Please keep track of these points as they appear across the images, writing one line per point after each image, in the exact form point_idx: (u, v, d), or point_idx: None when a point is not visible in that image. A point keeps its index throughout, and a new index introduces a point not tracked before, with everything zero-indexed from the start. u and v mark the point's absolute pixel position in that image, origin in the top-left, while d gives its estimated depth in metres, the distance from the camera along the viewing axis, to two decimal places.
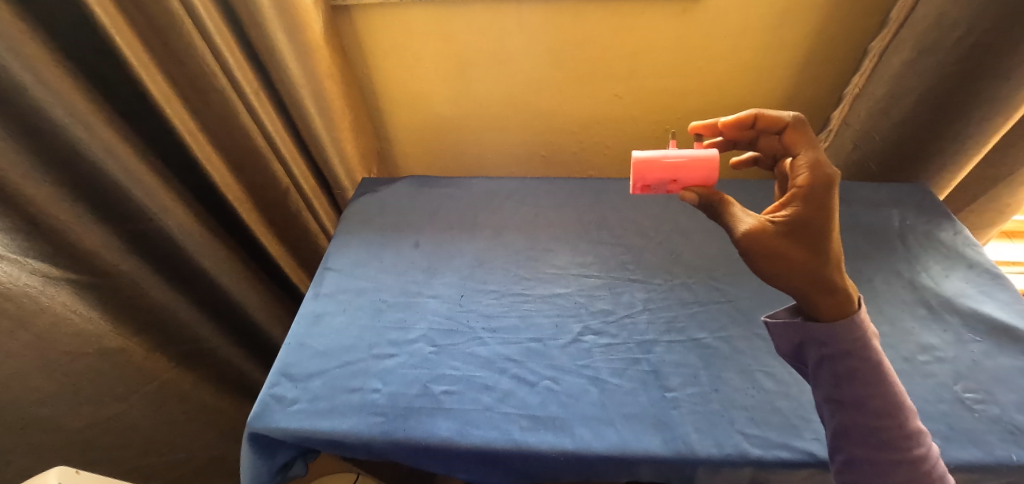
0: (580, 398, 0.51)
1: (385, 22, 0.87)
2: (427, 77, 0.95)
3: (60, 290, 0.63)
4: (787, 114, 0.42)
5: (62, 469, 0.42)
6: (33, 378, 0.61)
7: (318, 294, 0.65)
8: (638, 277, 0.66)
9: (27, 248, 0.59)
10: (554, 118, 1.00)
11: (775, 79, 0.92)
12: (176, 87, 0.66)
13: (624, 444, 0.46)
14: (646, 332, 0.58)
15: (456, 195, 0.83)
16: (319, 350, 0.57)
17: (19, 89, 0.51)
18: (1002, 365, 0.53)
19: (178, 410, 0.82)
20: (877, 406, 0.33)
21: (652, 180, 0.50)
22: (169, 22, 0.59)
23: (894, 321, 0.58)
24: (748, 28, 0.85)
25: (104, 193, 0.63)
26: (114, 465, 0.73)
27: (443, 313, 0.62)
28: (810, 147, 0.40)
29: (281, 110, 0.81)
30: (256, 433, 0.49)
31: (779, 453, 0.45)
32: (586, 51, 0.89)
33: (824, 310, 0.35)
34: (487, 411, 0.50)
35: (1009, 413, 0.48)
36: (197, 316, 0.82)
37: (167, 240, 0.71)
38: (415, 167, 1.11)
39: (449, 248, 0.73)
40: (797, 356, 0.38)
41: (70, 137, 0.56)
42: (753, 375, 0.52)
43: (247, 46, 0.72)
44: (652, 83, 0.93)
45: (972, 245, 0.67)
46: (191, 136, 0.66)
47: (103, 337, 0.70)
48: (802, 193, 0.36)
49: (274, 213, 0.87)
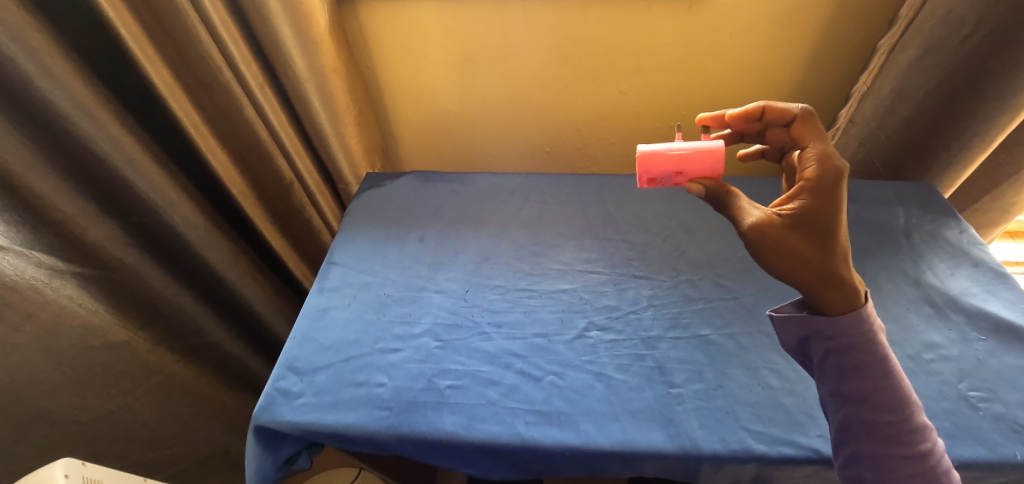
0: (585, 393, 0.51)
1: (390, 18, 0.87)
2: (431, 72, 0.94)
3: (66, 283, 0.64)
4: (796, 107, 0.42)
5: (69, 460, 0.42)
6: (39, 370, 0.62)
7: (322, 288, 0.65)
8: (644, 273, 0.66)
9: (33, 241, 0.59)
10: (559, 114, 0.99)
11: (783, 76, 0.92)
12: (182, 80, 0.65)
13: (628, 439, 0.46)
14: (652, 328, 0.58)
15: (460, 191, 0.83)
16: (324, 344, 0.57)
17: (24, 80, 0.51)
18: (1006, 364, 0.53)
19: (182, 404, 0.83)
20: (882, 400, 0.33)
21: (658, 173, 0.50)
22: (175, 16, 0.59)
23: (899, 319, 0.58)
24: (754, 24, 0.85)
25: (108, 186, 0.63)
26: (118, 458, 0.74)
27: (448, 308, 0.62)
28: (819, 139, 0.39)
29: (285, 103, 0.81)
30: (262, 426, 0.49)
31: (785, 450, 0.45)
32: (590, 46, 0.89)
33: (832, 304, 0.35)
34: (493, 405, 0.50)
35: (1013, 412, 0.48)
36: (202, 310, 0.82)
37: (171, 234, 0.71)
38: (419, 162, 1.11)
39: (453, 242, 0.73)
40: (802, 350, 0.39)
41: (76, 129, 0.56)
42: (758, 372, 0.52)
43: (252, 40, 0.72)
44: (658, 79, 0.92)
45: (977, 244, 0.67)
46: (196, 129, 0.66)
47: (108, 330, 0.70)
48: (809, 186, 0.36)
49: (278, 208, 0.87)
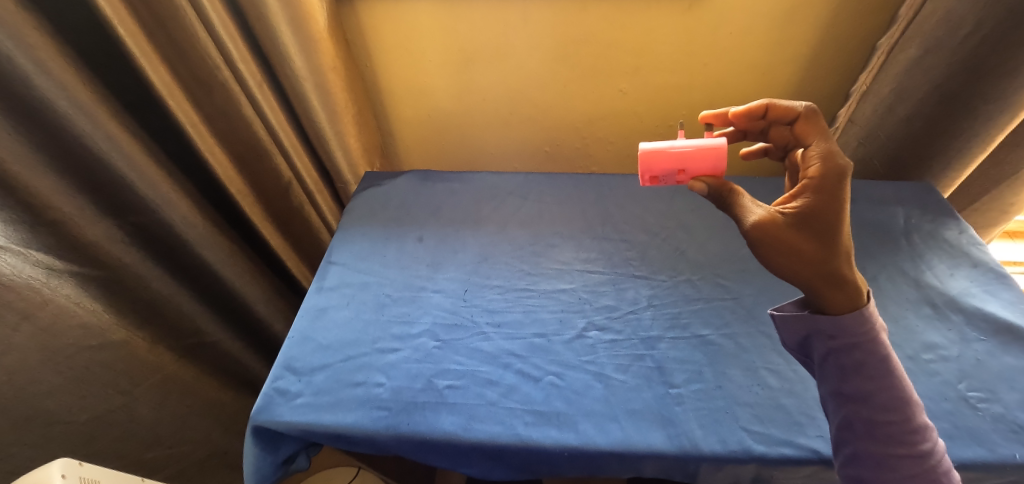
0: (584, 393, 0.51)
1: (389, 17, 0.87)
2: (430, 71, 0.94)
3: (63, 282, 0.63)
4: (800, 105, 0.42)
5: (66, 461, 0.42)
6: (36, 370, 0.62)
7: (320, 288, 0.65)
8: (643, 273, 0.66)
9: (31, 241, 0.59)
10: (558, 113, 0.99)
11: (783, 75, 0.91)
12: (180, 79, 0.65)
13: (627, 440, 0.46)
14: (651, 328, 0.58)
15: (459, 191, 0.83)
16: (323, 344, 0.57)
17: (20, 78, 0.50)
18: (1006, 365, 0.53)
19: (181, 404, 0.82)
20: (883, 400, 0.33)
21: (660, 171, 0.50)
22: (173, 14, 0.59)
23: (899, 319, 0.58)
24: (754, 23, 0.84)
25: (106, 185, 0.63)
26: (116, 458, 0.74)
27: (447, 308, 0.62)
28: (823, 137, 0.39)
29: (284, 102, 0.81)
30: (260, 426, 0.49)
31: (784, 450, 0.45)
32: (590, 46, 0.88)
33: (834, 303, 0.35)
34: (491, 405, 0.50)
35: (1012, 412, 0.48)
36: (200, 309, 0.81)
37: (169, 233, 0.71)
38: (418, 161, 1.10)
39: (452, 242, 0.72)
40: (803, 350, 0.39)
41: (74, 128, 0.56)
42: (757, 372, 0.52)
43: (250, 38, 0.72)
44: (657, 79, 0.92)
45: (977, 244, 0.67)
46: (194, 128, 0.66)
47: (107, 329, 0.70)
48: (813, 184, 0.36)
49: (277, 207, 0.86)
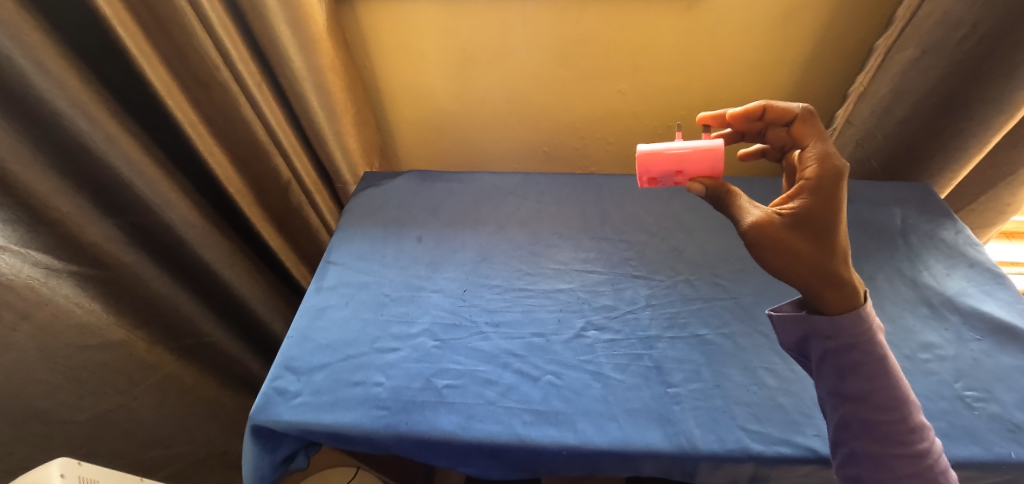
0: (582, 393, 0.51)
1: (388, 17, 0.87)
2: (429, 71, 0.94)
3: (62, 282, 0.63)
4: (796, 106, 0.42)
5: (65, 460, 0.42)
6: (35, 369, 0.62)
7: (319, 288, 0.65)
8: (641, 273, 0.66)
9: (30, 240, 0.59)
10: (557, 114, 0.99)
11: (781, 76, 0.92)
12: (179, 79, 0.65)
13: (625, 439, 0.46)
14: (649, 328, 0.58)
15: (458, 191, 0.83)
16: (321, 343, 0.57)
17: (19, 78, 0.51)
18: (1002, 364, 0.53)
19: (180, 404, 0.82)
20: (881, 400, 0.33)
21: (658, 172, 0.50)
22: (172, 14, 0.59)
23: (896, 319, 0.59)
24: (752, 24, 0.85)
25: (105, 185, 0.63)
26: (115, 458, 0.74)
27: (445, 308, 0.62)
28: (818, 138, 0.39)
29: (283, 101, 0.81)
30: (258, 426, 0.49)
31: (781, 449, 0.45)
32: (589, 47, 0.89)
33: (830, 304, 0.35)
34: (490, 405, 0.50)
35: (1009, 411, 0.49)
36: (198, 309, 0.81)
37: (167, 233, 0.71)
38: (418, 161, 1.10)
39: (451, 242, 0.73)
40: (800, 350, 0.39)
41: (73, 127, 0.56)
42: (755, 372, 0.53)
43: (249, 38, 0.72)
44: (656, 79, 0.93)
45: (973, 244, 0.67)
46: (192, 127, 0.66)
47: (106, 330, 0.70)
48: (810, 185, 0.36)
49: (276, 207, 0.86)
